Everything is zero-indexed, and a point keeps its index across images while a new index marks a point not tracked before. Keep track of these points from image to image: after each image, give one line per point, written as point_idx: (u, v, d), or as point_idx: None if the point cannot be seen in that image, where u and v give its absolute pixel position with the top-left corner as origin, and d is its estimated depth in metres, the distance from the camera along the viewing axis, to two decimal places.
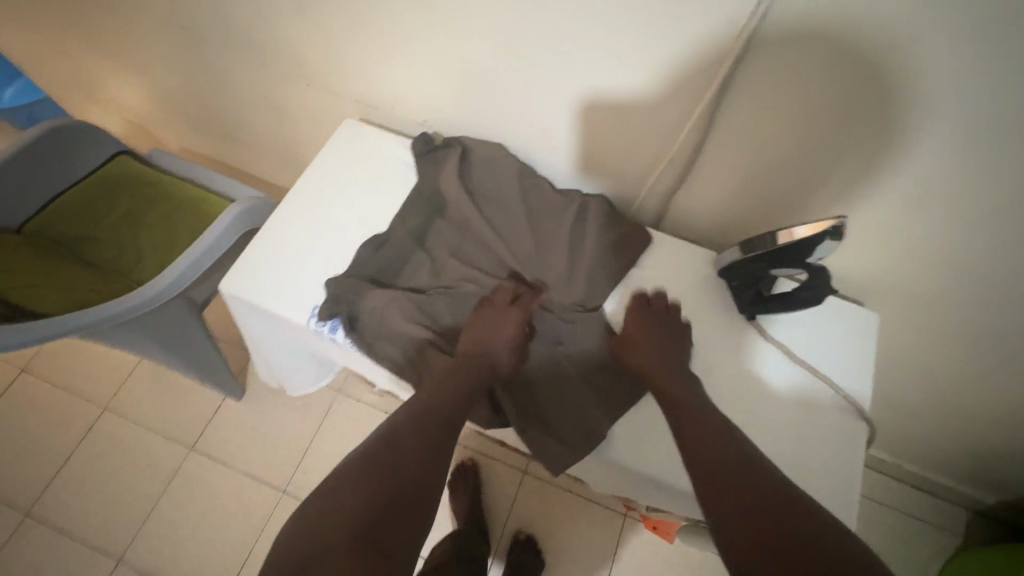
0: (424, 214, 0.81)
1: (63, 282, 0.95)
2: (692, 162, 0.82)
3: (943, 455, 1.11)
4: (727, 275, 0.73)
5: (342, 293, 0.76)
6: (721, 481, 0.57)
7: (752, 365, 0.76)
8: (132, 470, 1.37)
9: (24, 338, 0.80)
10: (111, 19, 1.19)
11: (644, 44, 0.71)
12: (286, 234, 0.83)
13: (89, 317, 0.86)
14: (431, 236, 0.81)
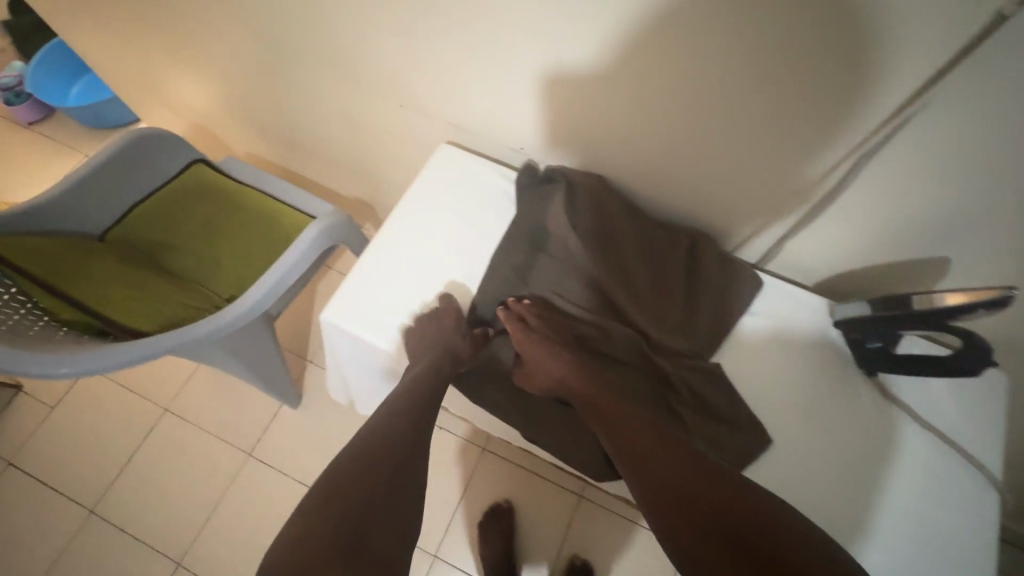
0: (527, 250, 0.82)
1: (155, 295, 0.96)
2: (808, 214, 0.78)
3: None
4: (848, 329, 0.72)
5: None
6: (644, 464, 0.62)
7: (874, 426, 0.75)
8: (192, 473, 1.39)
9: (127, 358, 0.81)
10: (183, 32, 1.16)
11: (792, 88, 0.65)
12: (386, 263, 0.83)
13: (188, 335, 0.87)
14: (536, 271, 0.82)
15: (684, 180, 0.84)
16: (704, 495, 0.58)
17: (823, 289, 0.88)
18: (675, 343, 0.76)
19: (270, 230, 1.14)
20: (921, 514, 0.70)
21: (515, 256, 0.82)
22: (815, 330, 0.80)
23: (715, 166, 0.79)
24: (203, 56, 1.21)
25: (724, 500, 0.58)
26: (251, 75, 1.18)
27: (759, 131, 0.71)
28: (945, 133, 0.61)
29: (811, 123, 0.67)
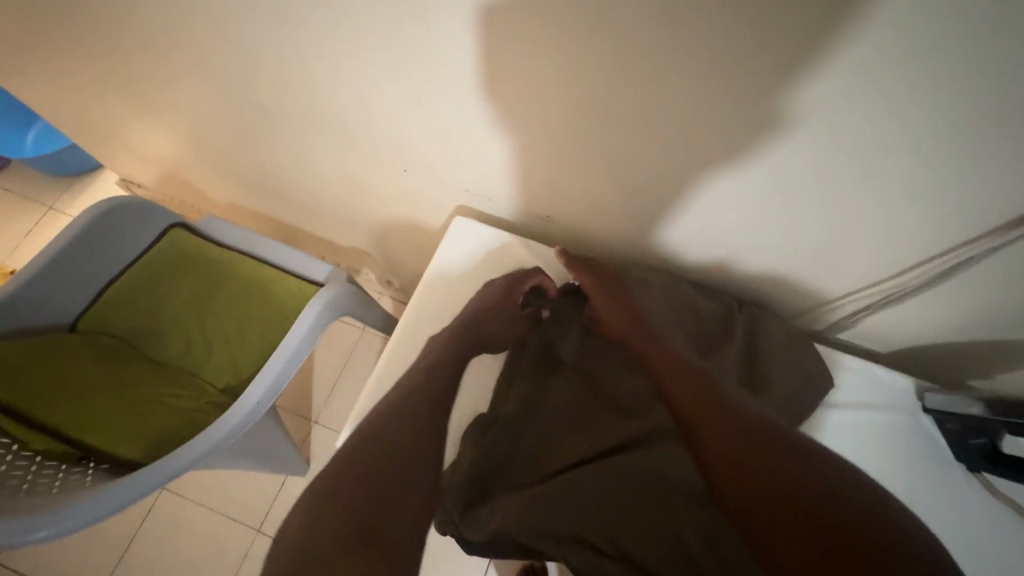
0: (536, 366, 0.74)
1: (142, 407, 0.85)
2: (897, 292, 0.71)
3: None
4: (946, 418, 0.72)
5: (452, 512, 0.63)
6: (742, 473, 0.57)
7: (979, 524, 0.68)
8: (197, 555, 1.29)
9: (114, 504, 0.70)
10: (146, 84, 1.01)
11: (898, 179, 0.58)
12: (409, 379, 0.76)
13: (184, 458, 0.76)
14: (549, 398, 0.72)
15: (749, 255, 0.77)
16: (749, 471, 0.57)
17: (902, 358, 0.82)
18: None
19: (268, 305, 1.03)
20: None
21: (522, 384, 0.72)
22: (900, 418, 0.74)
23: (779, 235, 0.72)
24: (170, 109, 1.06)
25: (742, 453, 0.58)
26: (228, 129, 1.04)
27: (852, 216, 0.64)
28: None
29: (914, 208, 0.60)
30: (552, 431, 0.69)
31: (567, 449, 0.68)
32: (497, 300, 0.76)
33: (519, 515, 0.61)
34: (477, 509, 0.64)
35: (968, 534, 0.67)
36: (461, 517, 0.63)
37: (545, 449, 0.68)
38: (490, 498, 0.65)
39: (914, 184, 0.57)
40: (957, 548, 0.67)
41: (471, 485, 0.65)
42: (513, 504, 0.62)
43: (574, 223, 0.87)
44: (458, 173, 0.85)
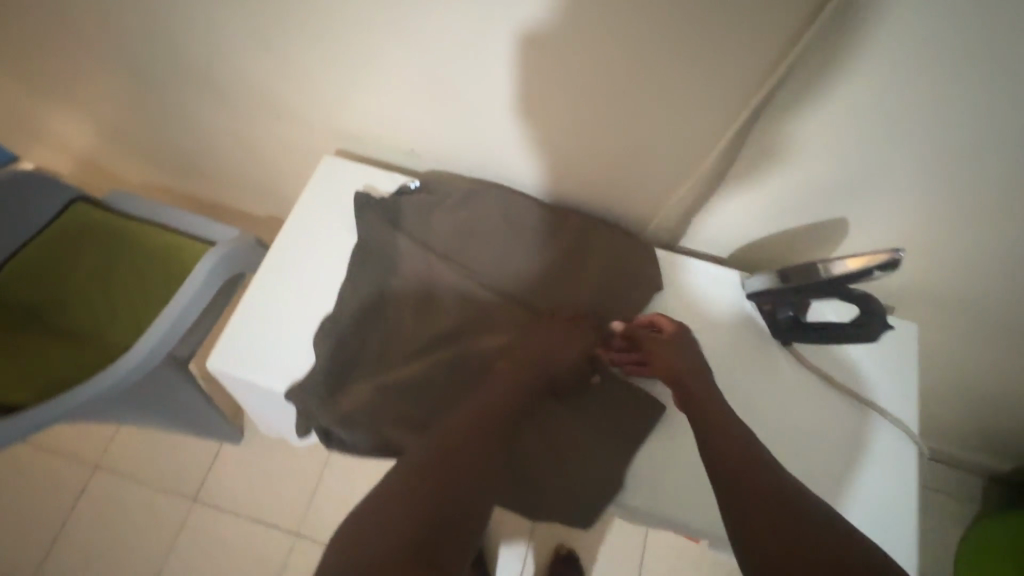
0: (376, 272, 0.73)
1: (36, 364, 0.91)
2: (709, 196, 0.75)
3: (957, 424, 1.14)
4: (758, 298, 0.70)
5: (306, 403, 0.65)
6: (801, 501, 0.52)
7: (797, 394, 0.71)
8: (133, 530, 1.31)
9: (8, 437, 0.79)
10: (28, 55, 1.01)
11: (665, 68, 0.61)
12: (277, 298, 0.72)
13: (69, 403, 0.82)
14: (391, 298, 0.72)
15: (588, 164, 0.78)
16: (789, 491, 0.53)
17: (741, 260, 0.86)
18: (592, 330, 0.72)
19: (169, 269, 1.06)
20: (850, 482, 0.67)
21: (363, 288, 0.72)
22: (728, 309, 0.76)
23: (600, 140, 0.74)
24: (58, 81, 1.06)
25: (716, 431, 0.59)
26: (117, 100, 1.05)
27: (657, 116, 0.67)
28: (840, 96, 0.58)
29: (697, 105, 0.64)
30: (397, 329, 0.71)
31: (409, 338, 0.70)
32: (565, 351, 0.68)
33: (370, 405, 0.65)
34: (331, 399, 0.66)
35: (789, 405, 0.71)
36: (317, 407, 0.65)
37: (388, 344, 0.70)
38: (344, 390, 0.67)
39: (695, 67, 0.60)
40: (772, 417, 0.70)
41: (323, 380, 0.66)
42: (364, 394, 0.66)
43: (435, 159, 0.89)
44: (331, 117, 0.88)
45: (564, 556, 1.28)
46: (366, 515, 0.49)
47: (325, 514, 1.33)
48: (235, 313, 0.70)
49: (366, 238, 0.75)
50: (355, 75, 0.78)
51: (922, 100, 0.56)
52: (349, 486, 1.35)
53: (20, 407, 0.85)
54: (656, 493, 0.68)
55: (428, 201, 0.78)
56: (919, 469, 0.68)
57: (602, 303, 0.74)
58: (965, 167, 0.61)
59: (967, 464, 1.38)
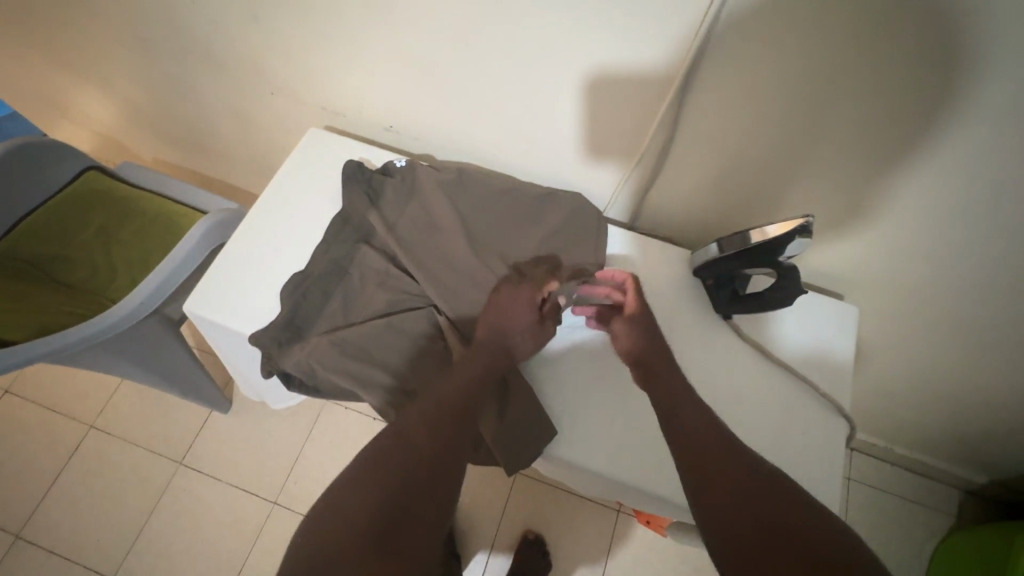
0: (350, 241, 0.76)
1: (36, 306, 0.98)
2: (660, 163, 0.82)
3: (924, 407, 1.17)
4: (702, 274, 0.74)
5: (267, 349, 0.69)
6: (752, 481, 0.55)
7: (732, 365, 0.75)
8: (122, 487, 1.36)
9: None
10: (56, 31, 1.10)
11: (611, 35, 0.68)
12: (256, 247, 0.78)
13: (64, 340, 0.90)
14: (358, 262, 0.75)
15: (552, 135, 0.85)
16: (743, 474, 0.56)
17: (698, 234, 0.92)
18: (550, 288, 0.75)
19: (168, 233, 1.13)
20: (780, 446, 0.70)
21: (335, 250, 0.76)
22: (676, 282, 0.80)
23: (560, 108, 0.80)
24: (81, 58, 1.15)
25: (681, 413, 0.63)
26: (130, 75, 1.13)
27: (607, 81, 0.74)
28: (765, 60, 0.64)
29: (640, 73, 0.71)
30: (361, 293, 0.74)
31: (370, 301, 0.73)
32: (520, 319, 0.70)
33: (325, 356, 0.68)
34: (290, 346, 0.70)
35: (726, 371, 0.74)
36: (277, 351, 0.69)
37: (350, 305, 0.73)
38: (302, 341, 0.71)
39: (636, 33, 0.67)
40: (708, 382, 0.74)
41: (284, 328, 0.70)
42: (318, 345, 0.69)
43: (415, 134, 0.96)
44: (319, 92, 0.95)
45: (532, 539, 1.30)
46: (340, 497, 0.54)
47: (304, 482, 1.37)
48: (217, 259, 0.76)
49: (345, 210, 0.78)
50: (343, 51, 0.85)
51: (834, 63, 0.62)
52: (330, 456, 1.40)
53: (15, 342, 0.90)
54: (596, 450, 0.71)
55: (409, 182, 0.81)
56: (847, 439, 0.71)
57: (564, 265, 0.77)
58: (882, 128, 0.67)
59: (944, 476, 1.38)
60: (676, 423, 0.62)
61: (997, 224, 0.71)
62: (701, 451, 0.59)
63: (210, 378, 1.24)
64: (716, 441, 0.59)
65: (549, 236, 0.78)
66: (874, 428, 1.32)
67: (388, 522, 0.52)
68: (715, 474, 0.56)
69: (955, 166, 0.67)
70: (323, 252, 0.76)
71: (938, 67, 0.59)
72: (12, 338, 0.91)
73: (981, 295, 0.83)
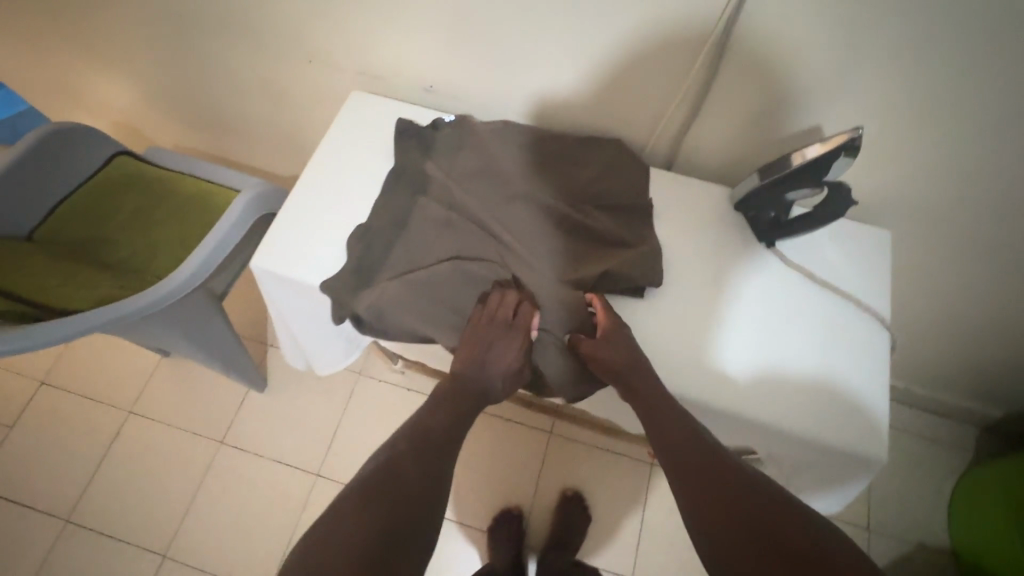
0: (408, 194, 0.79)
1: (85, 283, 1.00)
2: (696, 106, 0.85)
3: (944, 343, 1.22)
4: (744, 206, 0.78)
5: (338, 294, 0.72)
6: (727, 484, 0.62)
7: (777, 288, 0.78)
8: (166, 468, 1.39)
9: (63, 332, 0.88)
10: (80, 13, 1.11)
11: None
12: (314, 203, 0.81)
13: (119, 311, 0.93)
14: (417, 213, 0.78)
15: (590, 87, 0.88)
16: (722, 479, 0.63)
17: (730, 178, 0.96)
18: (605, 226, 0.78)
19: (203, 212, 1.16)
20: (828, 358, 0.74)
21: (394, 203, 0.79)
22: (719, 217, 0.83)
23: (600, 58, 0.83)
24: (104, 40, 1.16)
25: (689, 456, 0.66)
26: (158, 55, 1.14)
27: (649, 28, 0.76)
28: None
29: (682, 15, 0.73)
30: (422, 242, 0.76)
31: (432, 248, 0.76)
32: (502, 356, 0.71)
33: (394, 299, 0.72)
34: (359, 292, 0.73)
35: (772, 296, 0.78)
36: (348, 295, 0.72)
37: (413, 252, 0.76)
38: (370, 286, 0.74)
39: None
40: (756, 305, 0.78)
41: (352, 274, 0.74)
42: (387, 290, 0.72)
43: (450, 96, 0.98)
44: (356, 57, 0.97)
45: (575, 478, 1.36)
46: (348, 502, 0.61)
47: (345, 454, 1.40)
48: (278, 215, 0.79)
49: (400, 164, 0.81)
50: (382, 13, 0.87)
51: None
52: (367, 429, 1.43)
53: (70, 314, 0.93)
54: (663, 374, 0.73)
55: (458, 137, 0.84)
56: (891, 348, 0.76)
57: (617, 206, 0.80)
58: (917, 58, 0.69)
59: (962, 414, 1.43)
60: (694, 471, 0.64)
61: (1023, 145, 0.75)
62: (713, 495, 0.62)
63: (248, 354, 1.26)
64: (701, 447, 0.66)
65: (600, 179, 0.81)
66: (893, 368, 1.37)
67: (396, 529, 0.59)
68: (732, 522, 0.59)
69: (984, 85, 0.70)
70: (384, 204, 0.78)
71: None
72: (73, 309, 0.95)
73: (1005, 221, 0.87)
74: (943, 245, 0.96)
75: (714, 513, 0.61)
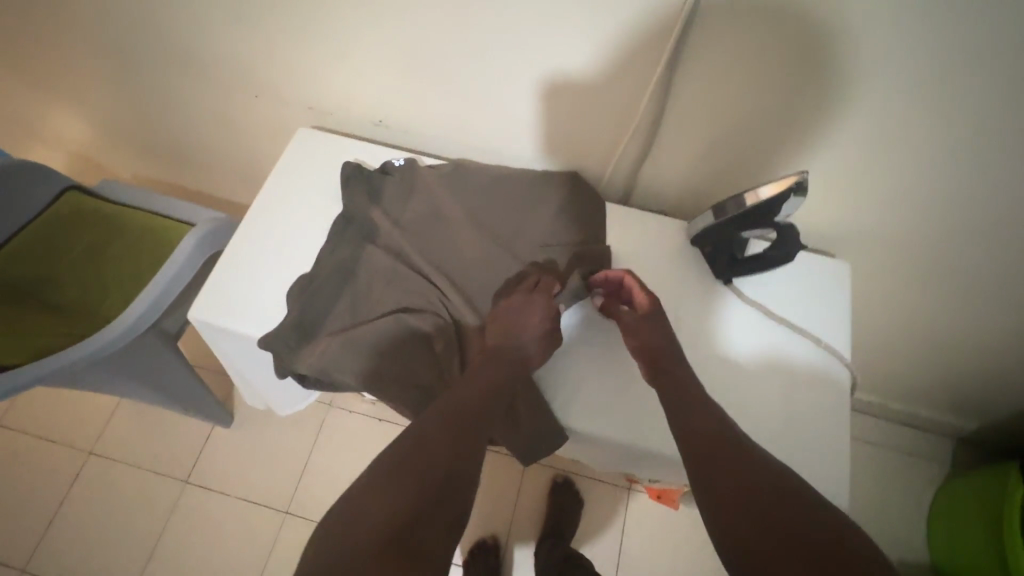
0: (354, 242, 0.76)
1: (27, 332, 0.97)
2: (651, 138, 0.83)
3: (915, 359, 1.22)
4: (701, 242, 0.77)
5: (278, 351, 0.69)
6: (738, 464, 0.57)
7: (733, 329, 0.76)
8: (128, 511, 1.34)
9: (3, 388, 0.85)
10: (24, 47, 1.07)
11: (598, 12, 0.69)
12: (256, 251, 0.78)
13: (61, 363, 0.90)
14: (364, 261, 0.75)
15: (543, 119, 0.86)
16: (732, 460, 0.57)
17: (687, 211, 0.95)
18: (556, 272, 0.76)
19: (156, 248, 1.12)
20: (789, 402, 0.72)
21: (341, 251, 0.76)
22: (676, 253, 0.81)
23: (550, 91, 0.81)
24: (52, 74, 1.12)
25: (701, 438, 0.60)
26: (105, 87, 1.11)
27: (596, 61, 0.75)
28: (747, 27, 0.66)
29: (629, 47, 0.72)
30: (369, 292, 0.74)
31: (379, 299, 0.73)
32: (531, 326, 0.69)
33: (335, 356, 0.69)
34: (300, 348, 0.70)
35: (731, 336, 0.76)
36: (288, 352, 0.69)
37: (358, 304, 0.73)
38: (312, 341, 0.71)
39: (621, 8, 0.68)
40: (715, 347, 0.75)
41: (293, 329, 0.70)
42: (330, 346, 0.69)
43: (404, 130, 0.96)
44: (306, 91, 0.95)
45: (556, 493, 1.34)
46: (375, 476, 0.57)
47: (315, 488, 1.36)
48: (217, 265, 0.76)
49: (348, 211, 0.78)
50: (328, 48, 0.85)
51: (818, 22, 0.64)
52: (338, 461, 1.39)
53: (8, 368, 0.90)
54: (635, 423, 0.71)
55: (408, 180, 0.81)
56: (851, 391, 0.74)
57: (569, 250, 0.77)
58: (866, 87, 0.69)
59: (938, 426, 1.43)
60: (710, 461, 0.57)
61: (974, 169, 0.75)
62: (727, 486, 0.55)
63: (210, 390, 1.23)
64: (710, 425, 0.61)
65: (551, 220, 0.79)
66: (868, 384, 1.36)
67: (425, 499, 0.55)
68: (754, 515, 0.52)
69: (936, 111, 0.69)
70: (329, 254, 0.76)
71: (916, 25, 0.61)
72: (12, 362, 0.92)
73: (967, 242, 0.87)
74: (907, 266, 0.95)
75: (724, 504, 0.53)
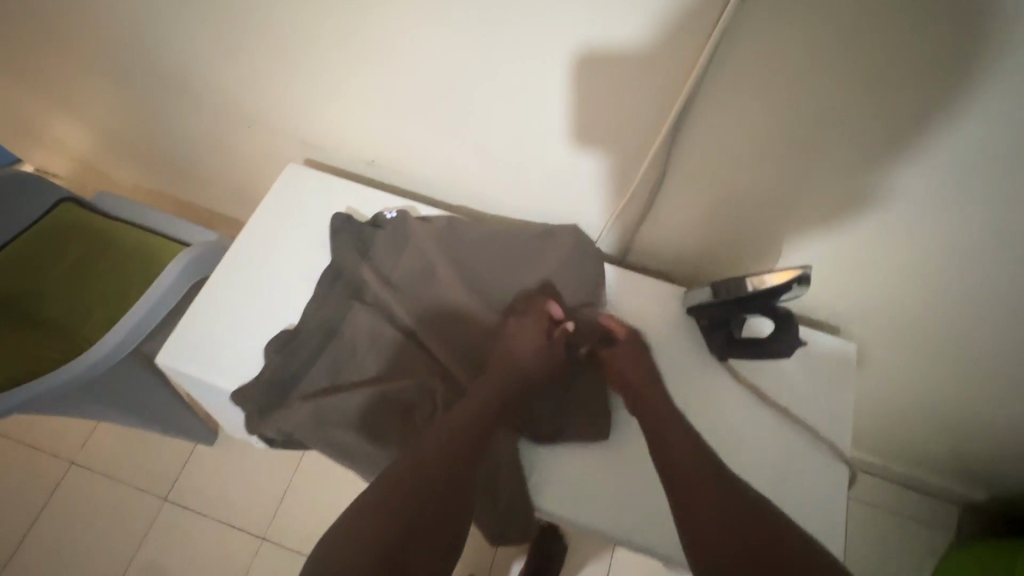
0: (340, 298, 0.73)
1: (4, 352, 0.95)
2: (651, 199, 0.80)
3: (921, 426, 1.16)
4: (698, 315, 0.73)
5: (250, 410, 0.67)
6: (715, 489, 0.58)
7: (727, 411, 0.72)
8: (104, 526, 1.32)
9: None
10: (27, 59, 1.06)
11: (598, 72, 0.66)
12: (234, 297, 0.75)
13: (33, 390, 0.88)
14: (349, 321, 0.72)
15: (540, 171, 0.83)
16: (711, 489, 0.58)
17: (689, 270, 0.92)
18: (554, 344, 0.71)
19: (145, 267, 1.10)
20: (781, 499, 0.68)
21: (326, 308, 0.73)
22: (671, 322, 0.77)
23: (548, 145, 0.78)
24: (54, 86, 1.11)
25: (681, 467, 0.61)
26: (104, 103, 1.09)
27: (596, 120, 0.72)
28: (754, 98, 0.63)
29: (631, 108, 0.69)
30: (351, 354, 0.70)
31: (360, 364, 0.70)
32: (530, 342, 0.69)
33: (307, 422, 0.66)
34: (272, 410, 0.67)
35: (723, 419, 0.72)
36: (261, 413, 0.67)
37: (337, 367, 0.70)
38: (285, 405, 0.68)
39: (623, 71, 0.65)
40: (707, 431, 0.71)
41: (269, 389, 0.68)
42: (302, 411, 0.66)
43: (400, 170, 0.94)
44: (301, 124, 0.93)
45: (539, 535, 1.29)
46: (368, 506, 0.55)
47: (293, 516, 1.33)
48: (190, 311, 0.73)
49: (335, 264, 0.75)
50: (324, 85, 0.83)
51: (829, 100, 0.60)
52: (317, 489, 1.36)
53: None
54: (624, 515, 0.66)
55: (400, 233, 0.78)
56: (850, 488, 0.69)
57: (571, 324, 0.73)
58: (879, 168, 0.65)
59: (943, 493, 1.36)
60: (689, 491, 0.58)
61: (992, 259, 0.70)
62: (707, 517, 0.56)
63: (192, 412, 1.21)
64: (687, 452, 0.62)
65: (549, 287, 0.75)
66: (871, 445, 1.31)
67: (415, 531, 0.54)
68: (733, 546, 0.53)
69: (967, 203, 0.64)
70: (311, 311, 0.72)
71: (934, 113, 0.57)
72: None
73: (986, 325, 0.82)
74: (917, 342, 0.89)
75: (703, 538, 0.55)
